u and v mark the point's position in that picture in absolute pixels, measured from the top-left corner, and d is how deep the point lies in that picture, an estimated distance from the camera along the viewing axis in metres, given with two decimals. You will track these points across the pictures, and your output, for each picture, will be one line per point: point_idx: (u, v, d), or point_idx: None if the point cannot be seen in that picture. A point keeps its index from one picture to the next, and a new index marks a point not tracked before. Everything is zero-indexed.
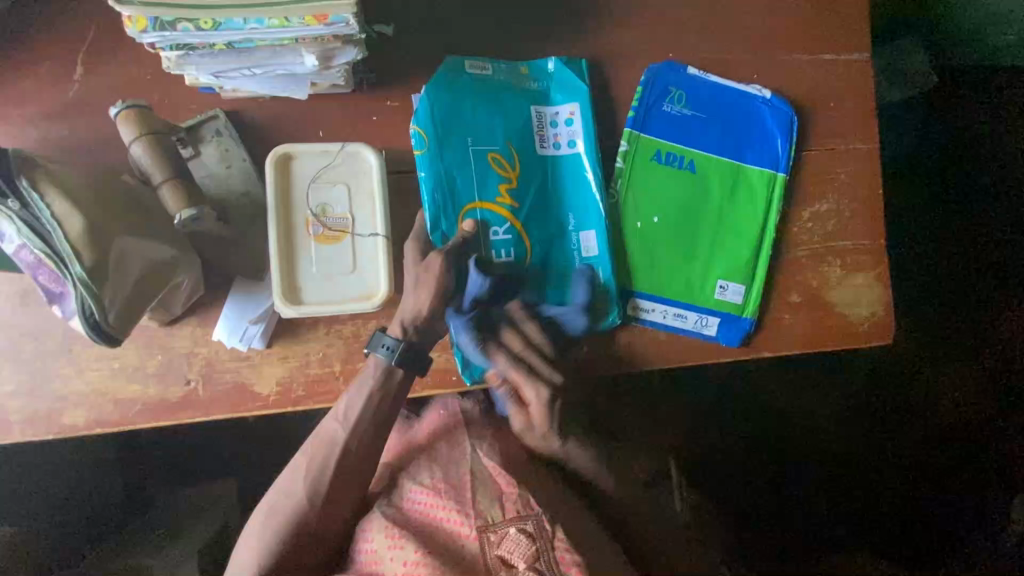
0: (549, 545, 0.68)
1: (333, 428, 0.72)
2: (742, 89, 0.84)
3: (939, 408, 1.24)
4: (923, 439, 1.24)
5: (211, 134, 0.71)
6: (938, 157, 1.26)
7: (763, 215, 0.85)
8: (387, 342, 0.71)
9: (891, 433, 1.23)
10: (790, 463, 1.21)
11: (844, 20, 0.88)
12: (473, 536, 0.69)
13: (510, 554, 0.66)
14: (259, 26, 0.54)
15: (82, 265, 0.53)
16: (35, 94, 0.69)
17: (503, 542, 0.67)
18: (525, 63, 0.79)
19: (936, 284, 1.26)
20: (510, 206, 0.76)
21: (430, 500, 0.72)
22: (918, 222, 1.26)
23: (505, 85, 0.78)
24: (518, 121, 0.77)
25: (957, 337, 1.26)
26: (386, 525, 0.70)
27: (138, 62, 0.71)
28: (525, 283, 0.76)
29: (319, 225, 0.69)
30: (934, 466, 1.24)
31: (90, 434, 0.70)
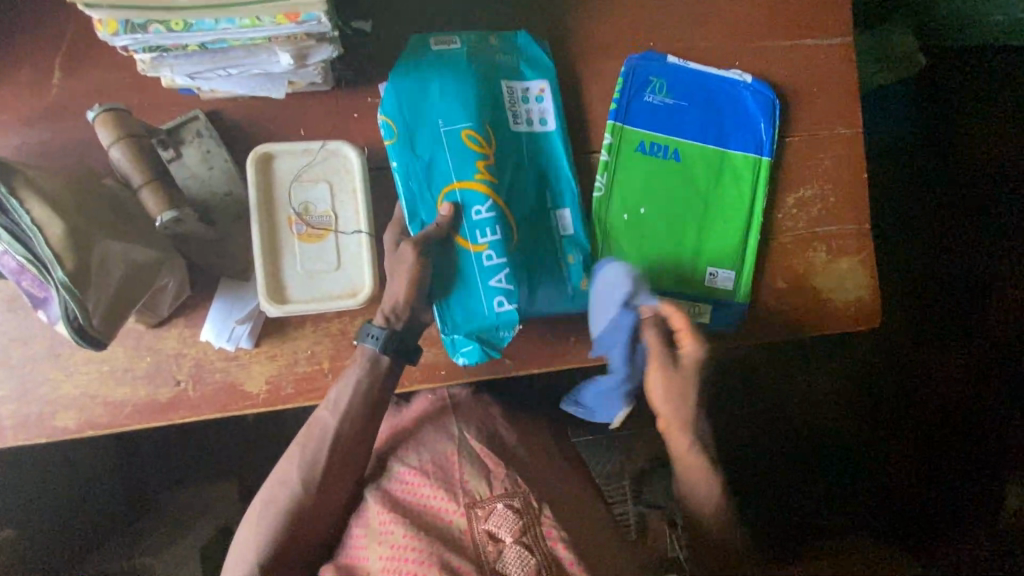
0: (536, 518, 0.68)
1: (324, 417, 0.72)
2: (723, 75, 0.84)
3: (940, 384, 1.23)
4: (924, 414, 1.23)
5: (192, 136, 0.71)
6: (928, 137, 1.26)
7: (750, 200, 0.85)
8: (373, 332, 0.71)
9: (886, 414, 1.24)
10: (778, 436, 1.22)
11: (825, 4, 0.88)
12: (459, 513, 0.69)
13: (498, 529, 0.67)
14: (231, 26, 0.54)
15: (64, 269, 0.54)
16: (12, 100, 0.69)
17: (490, 517, 0.68)
18: (494, 36, 0.78)
19: (925, 265, 1.26)
20: (490, 182, 0.74)
21: (418, 481, 0.72)
22: (908, 204, 1.27)
23: (465, 64, 0.76)
24: (490, 106, 0.76)
25: (956, 313, 1.24)
26: (378, 509, 0.70)
27: (115, 65, 0.70)
28: (512, 262, 0.75)
29: (301, 224, 0.70)
30: (941, 441, 1.21)
31: (82, 436, 0.71)
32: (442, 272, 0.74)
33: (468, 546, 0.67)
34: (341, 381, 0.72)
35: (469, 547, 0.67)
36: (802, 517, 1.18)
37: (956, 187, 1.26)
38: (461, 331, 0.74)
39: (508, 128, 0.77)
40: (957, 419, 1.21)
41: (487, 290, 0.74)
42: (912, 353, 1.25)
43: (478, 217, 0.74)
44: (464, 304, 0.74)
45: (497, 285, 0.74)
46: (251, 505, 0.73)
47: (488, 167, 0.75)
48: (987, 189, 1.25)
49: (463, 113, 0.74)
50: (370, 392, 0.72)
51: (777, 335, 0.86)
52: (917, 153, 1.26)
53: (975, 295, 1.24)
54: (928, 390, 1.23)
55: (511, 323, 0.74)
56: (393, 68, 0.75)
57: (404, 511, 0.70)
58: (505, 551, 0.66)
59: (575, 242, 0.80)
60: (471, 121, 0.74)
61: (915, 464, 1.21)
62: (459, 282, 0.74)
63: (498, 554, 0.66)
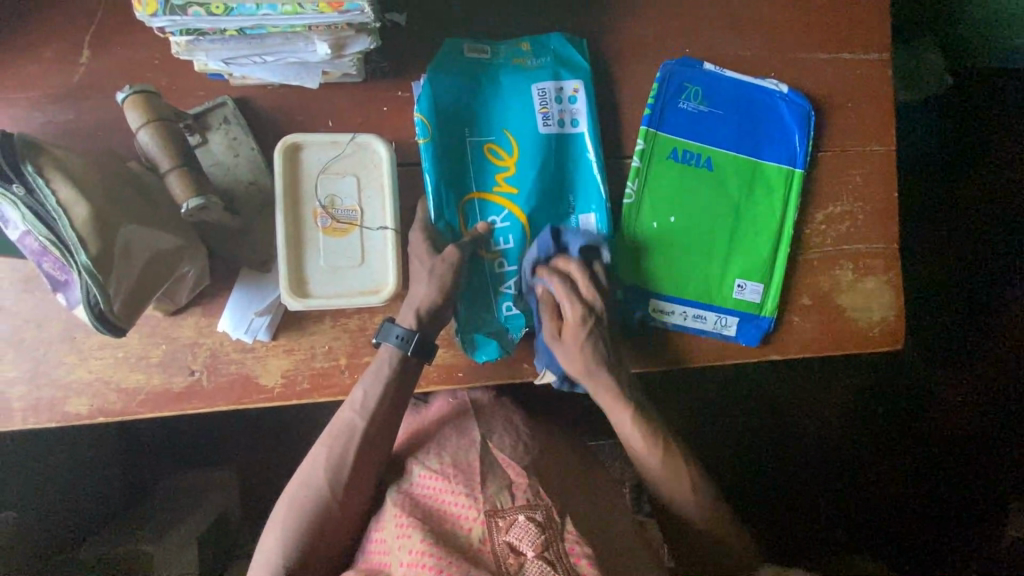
0: (559, 534, 0.66)
1: (350, 416, 0.70)
2: (759, 85, 0.83)
3: (948, 403, 1.22)
4: (931, 432, 1.22)
5: (218, 122, 0.70)
6: (954, 156, 1.24)
7: (780, 213, 0.83)
8: (394, 329, 0.70)
9: (891, 433, 1.23)
10: (780, 444, 1.23)
11: (865, 19, 0.86)
12: (480, 521, 0.67)
13: (519, 541, 0.64)
14: (272, 12, 0.53)
15: (87, 253, 0.52)
16: (39, 77, 0.68)
17: (511, 529, 0.66)
18: (527, 41, 0.77)
19: (937, 286, 1.24)
20: (508, 194, 0.75)
21: (437, 485, 0.71)
22: (933, 224, 1.25)
23: (501, 71, 0.76)
24: (522, 116, 0.76)
25: (967, 330, 1.23)
26: (396, 513, 0.68)
27: (145, 46, 0.69)
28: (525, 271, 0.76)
29: (327, 217, 0.68)
30: (944, 460, 1.21)
31: (93, 423, 0.70)
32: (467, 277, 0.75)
33: (487, 558, 0.64)
34: (362, 381, 0.72)
35: (489, 559, 0.64)
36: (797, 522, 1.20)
37: (968, 210, 1.24)
38: (477, 332, 0.75)
39: (537, 133, 0.76)
40: (962, 438, 1.21)
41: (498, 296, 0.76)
42: (920, 371, 1.23)
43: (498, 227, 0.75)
44: (479, 306, 0.76)
45: (509, 291, 0.76)
46: (272, 509, 0.70)
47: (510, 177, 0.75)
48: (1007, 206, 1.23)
49: (494, 121, 0.75)
50: (387, 392, 0.71)
51: (800, 352, 0.85)
52: (942, 172, 1.25)
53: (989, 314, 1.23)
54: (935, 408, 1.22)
55: (520, 326, 0.76)
56: (427, 67, 0.74)
57: (424, 515, 0.68)
58: (527, 565, 0.63)
59: None
60: (504, 129, 0.76)
61: (916, 481, 1.21)
62: (474, 286, 0.76)
63: (519, 567, 0.63)
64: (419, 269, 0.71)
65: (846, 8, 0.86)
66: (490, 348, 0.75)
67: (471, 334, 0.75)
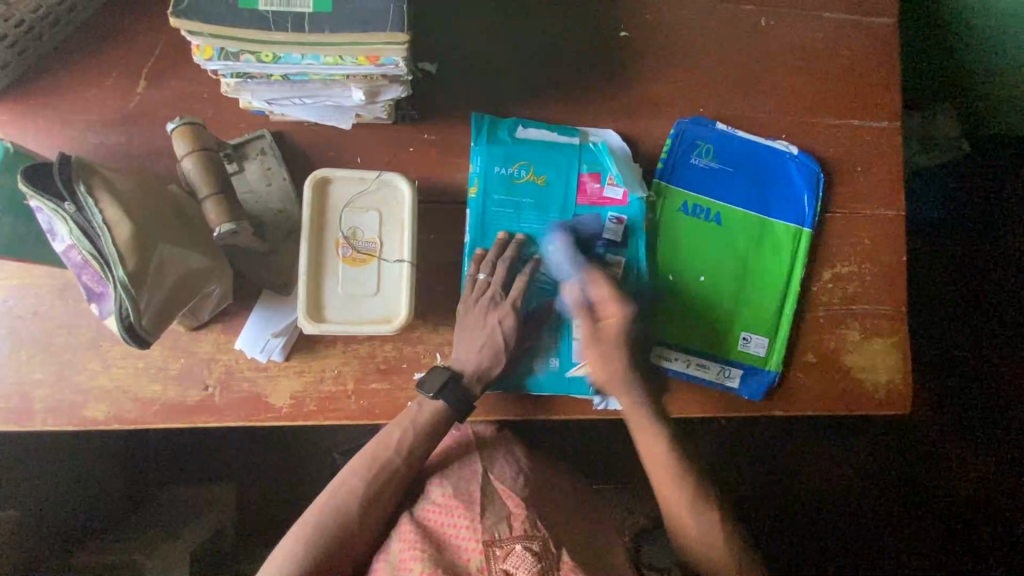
0: (554, 564, 0.65)
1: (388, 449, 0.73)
2: (770, 145, 0.86)
3: (959, 487, 1.24)
4: (938, 501, 1.23)
5: (255, 152, 0.75)
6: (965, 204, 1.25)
7: (789, 268, 0.85)
8: (441, 371, 0.74)
9: (909, 509, 1.23)
10: (818, 432, 1.22)
11: (874, 89, 0.90)
12: (478, 549, 0.68)
13: (515, 569, 0.64)
14: (315, 62, 0.57)
15: (125, 269, 0.57)
16: (98, 103, 0.74)
17: (507, 557, 0.66)
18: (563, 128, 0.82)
19: (950, 371, 1.24)
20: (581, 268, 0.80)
21: (442, 519, 0.72)
22: (946, 264, 1.25)
23: (581, 149, 0.81)
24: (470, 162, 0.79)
25: (977, 418, 1.24)
26: (402, 544, 0.70)
27: (197, 81, 0.75)
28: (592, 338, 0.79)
29: (348, 248, 0.72)
30: (954, 538, 1.23)
31: (107, 428, 0.73)
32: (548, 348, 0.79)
33: None
34: (396, 423, 0.75)
35: None
36: (823, 505, 1.21)
37: (977, 292, 1.25)
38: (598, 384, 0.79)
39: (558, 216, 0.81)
40: (972, 520, 1.23)
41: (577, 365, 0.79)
42: (937, 386, 1.24)
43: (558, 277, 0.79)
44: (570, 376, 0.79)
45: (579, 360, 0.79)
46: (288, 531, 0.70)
47: (614, 242, 0.80)
48: (999, 277, 1.25)
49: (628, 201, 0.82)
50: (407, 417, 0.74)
51: (800, 408, 0.85)
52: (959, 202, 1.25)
53: (991, 405, 1.24)
54: (944, 490, 1.24)
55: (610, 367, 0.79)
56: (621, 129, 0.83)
57: (428, 542, 0.69)
58: None
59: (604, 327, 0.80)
60: (617, 204, 0.81)
61: (934, 474, 1.24)
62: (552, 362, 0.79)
63: None
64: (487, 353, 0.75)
65: (857, 78, 0.90)
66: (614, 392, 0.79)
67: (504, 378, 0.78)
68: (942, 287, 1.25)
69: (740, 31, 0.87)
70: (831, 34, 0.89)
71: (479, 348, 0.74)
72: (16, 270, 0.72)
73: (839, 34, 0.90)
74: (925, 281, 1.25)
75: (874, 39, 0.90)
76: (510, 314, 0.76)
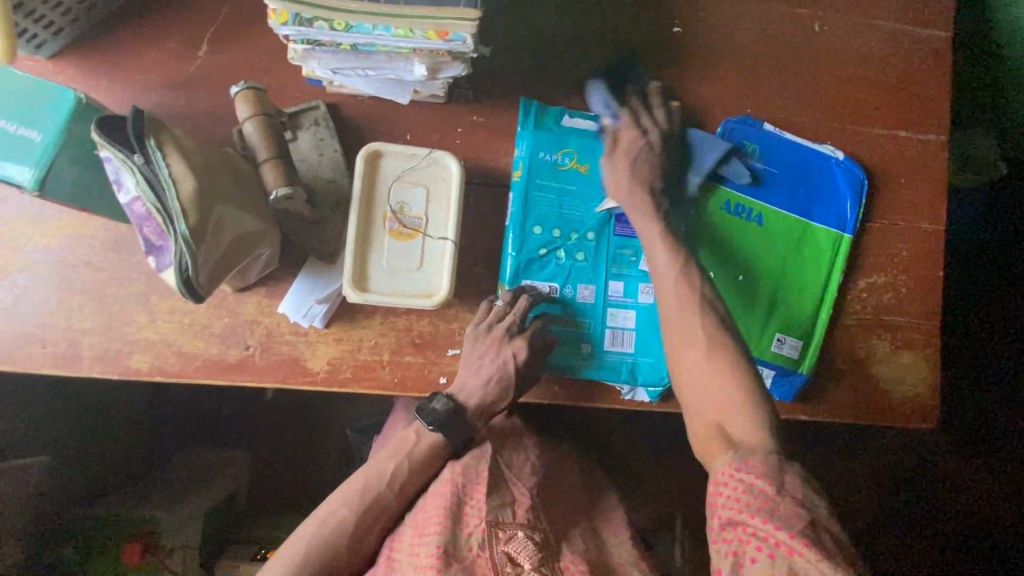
0: (555, 555, 0.69)
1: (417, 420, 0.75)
2: (816, 149, 0.86)
3: (965, 510, 1.22)
4: (943, 514, 1.22)
5: (309, 122, 0.77)
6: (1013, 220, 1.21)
7: (826, 274, 0.85)
8: (443, 400, 0.75)
9: (914, 528, 1.21)
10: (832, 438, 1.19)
11: (925, 100, 0.89)
12: (481, 529, 0.69)
13: (517, 554, 0.67)
14: (385, 34, 0.58)
15: (187, 223, 0.58)
16: (160, 63, 0.76)
17: (509, 542, 0.68)
18: (612, 115, 0.82)
19: (970, 390, 1.23)
20: (624, 259, 0.81)
21: (444, 495, 0.71)
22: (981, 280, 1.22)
23: (628, 140, 0.81)
24: (516, 146, 0.80)
25: (993, 442, 1.22)
26: (407, 528, 0.71)
27: (259, 47, 0.77)
28: (630, 328, 0.80)
29: (395, 222, 0.73)
30: (954, 551, 1.22)
31: (150, 379, 0.75)
32: (569, 343, 0.80)
33: (483, 564, 0.66)
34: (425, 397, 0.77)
35: (485, 566, 0.66)
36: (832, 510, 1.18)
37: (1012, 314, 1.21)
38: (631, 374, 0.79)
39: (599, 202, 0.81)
40: (977, 537, 1.22)
41: (609, 353, 0.80)
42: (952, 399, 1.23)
43: (579, 302, 0.80)
44: (603, 365, 0.79)
45: (612, 348, 0.80)
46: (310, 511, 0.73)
47: None
48: None
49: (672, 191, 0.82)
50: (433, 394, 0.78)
51: (827, 415, 0.85)
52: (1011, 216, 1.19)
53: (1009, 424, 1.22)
54: (950, 510, 1.22)
55: (646, 355, 0.80)
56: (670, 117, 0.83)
57: (431, 521, 0.69)
58: None
59: (640, 315, 0.80)
60: None
61: (943, 487, 1.22)
62: (583, 351, 0.80)
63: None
64: (491, 370, 0.76)
65: (908, 89, 0.89)
66: (649, 378, 0.80)
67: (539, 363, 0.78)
68: (977, 306, 1.22)
69: (794, 34, 0.87)
70: (885, 42, 0.89)
71: (489, 375, 0.76)
72: (72, 220, 0.74)
73: (894, 43, 0.89)
74: (956, 299, 1.23)
75: (928, 51, 0.90)
76: (523, 348, 0.76)
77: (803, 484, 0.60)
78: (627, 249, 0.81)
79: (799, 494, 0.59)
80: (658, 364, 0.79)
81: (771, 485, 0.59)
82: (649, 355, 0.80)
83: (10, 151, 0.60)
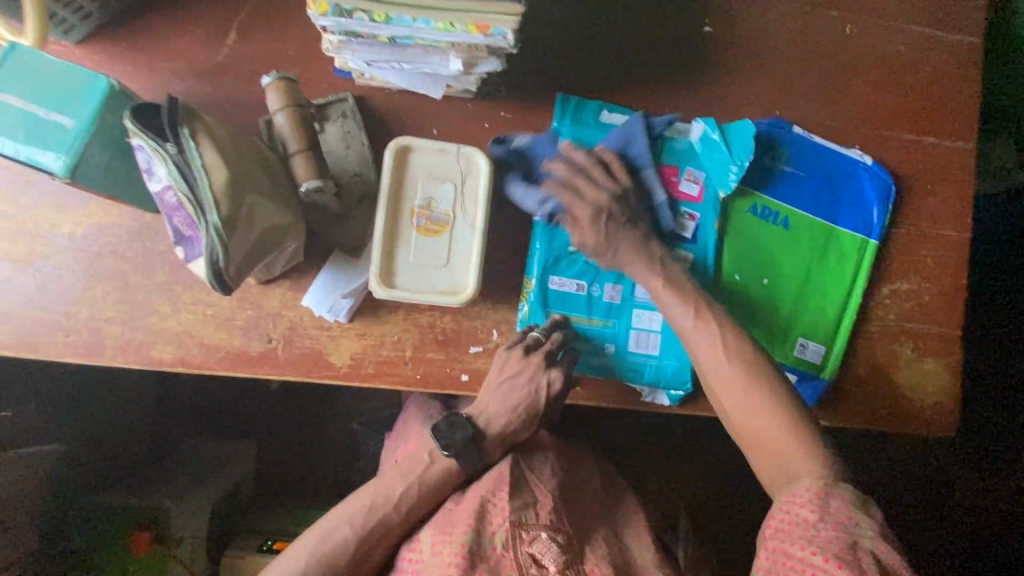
0: (578, 557, 0.70)
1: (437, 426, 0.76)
2: (845, 153, 0.85)
3: (963, 513, 1.24)
4: (943, 514, 1.24)
5: (337, 115, 0.76)
6: None
7: (852, 279, 0.85)
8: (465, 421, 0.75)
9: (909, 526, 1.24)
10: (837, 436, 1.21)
11: (956, 105, 0.89)
12: (505, 527, 0.69)
13: (541, 555, 0.68)
14: (426, 27, 0.58)
15: (219, 214, 0.58)
16: (189, 51, 0.75)
17: (533, 543, 0.69)
18: (643, 114, 0.81)
19: (983, 397, 1.23)
20: None
21: (467, 500, 0.73)
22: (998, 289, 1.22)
23: (660, 140, 0.81)
24: (550, 142, 0.79)
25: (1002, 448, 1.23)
26: (431, 532, 0.71)
27: (288, 37, 0.76)
28: (655, 330, 0.79)
29: (422, 217, 0.73)
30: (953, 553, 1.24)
31: (171, 370, 0.74)
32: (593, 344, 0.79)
33: (509, 565, 0.68)
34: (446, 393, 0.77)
35: (511, 567, 0.68)
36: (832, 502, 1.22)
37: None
38: (654, 376, 0.79)
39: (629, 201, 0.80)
40: (977, 541, 1.24)
41: (632, 354, 0.79)
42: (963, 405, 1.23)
43: (605, 302, 0.79)
44: (625, 366, 0.79)
45: (635, 349, 0.79)
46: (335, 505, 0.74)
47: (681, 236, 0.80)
48: None
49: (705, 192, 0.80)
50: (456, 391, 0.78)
51: (849, 421, 0.85)
52: None
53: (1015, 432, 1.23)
54: (950, 511, 1.24)
55: (670, 358, 0.79)
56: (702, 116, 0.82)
57: (455, 524, 0.70)
58: None
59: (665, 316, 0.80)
60: (687, 199, 0.80)
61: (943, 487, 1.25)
62: (605, 351, 0.79)
63: None
64: (524, 391, 0.76)
65: (938, 94, 0.88)
66: (673, 381, 0.79)
67: (571, 366, 0.77)
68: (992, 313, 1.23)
69: (826, 37, 0.86)
70: (916, 46, 0.88)
71: (513, 384, 0.75)
72: (96, 207, 0.74)
73: (925, 48, 0.88)
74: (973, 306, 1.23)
75: (960, 56, 0.89)
76: (559, 377, 0.76)
77: (849, 506, 0.60)
78: (656, 250, 0.80)
79: (842, 518, 0.59)
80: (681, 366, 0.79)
81: (815, 512, 0.60)
82: (673, 358, 0.79)
83: (42, 137, 0.60)
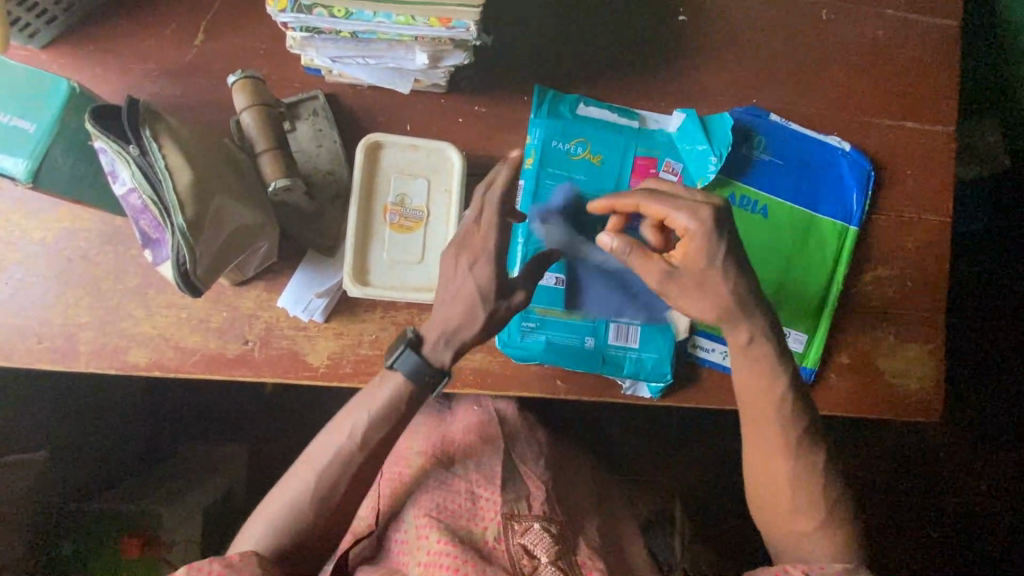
0: (571, 549, 0.69)
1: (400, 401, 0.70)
2: (822, 139, 0.85)
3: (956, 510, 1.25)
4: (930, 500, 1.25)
5: (308, 113, 0.75)
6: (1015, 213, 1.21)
7: (832, 266, 0.84)
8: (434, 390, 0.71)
9: (899, 515, 1.24)
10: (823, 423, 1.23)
11: (934, 89, 0.88)
12: (497, 520, 0.70)
13: (533, 546, 0.68)
14: (386, 21, 0.58)
15: (184, 216, 0.57)
16: (156, 52, 0.74)
17: (526, 533, 0.69)
18: (620, 106, 0.81)
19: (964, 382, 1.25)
20: None
21: (459, 491, 0.73)
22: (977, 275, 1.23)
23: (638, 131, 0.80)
24: (527, 134, 0.79)
25: (990, 446, 1.25)
26: (417, 516, 0.70)
27: (255, 35, 0.75)
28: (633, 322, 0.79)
29: (396, 214, 0.72)
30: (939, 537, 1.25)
31: (148, 374, 0.74)
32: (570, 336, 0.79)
33: (501, 557, 0.67)
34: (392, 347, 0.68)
35: (502, 559, 0.67)
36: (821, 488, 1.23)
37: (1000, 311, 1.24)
38: (633, 369, 0.79)
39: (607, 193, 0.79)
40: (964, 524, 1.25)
41: (610, 347, 0.79)
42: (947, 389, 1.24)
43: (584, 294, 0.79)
44: (603, 359, 0.79)
45: (613, 342, 0.79)
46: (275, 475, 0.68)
47: None
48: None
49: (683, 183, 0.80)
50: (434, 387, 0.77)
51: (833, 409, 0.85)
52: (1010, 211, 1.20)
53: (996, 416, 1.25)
54: (937, 497, 1.25)
55: (649, 351, 0.79)
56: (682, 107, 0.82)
57: (444, 516, 0.70)
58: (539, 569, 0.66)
59: (644, 309, 0.79)
60: None
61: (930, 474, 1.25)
62: (583, 344, 0.79)
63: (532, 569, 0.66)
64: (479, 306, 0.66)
65: (916, 78, 0.88)
66: (652, 374, 0.79)
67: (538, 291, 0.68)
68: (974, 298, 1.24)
69: (801, 24, 0.86)
70: (893, 31, 0.87)
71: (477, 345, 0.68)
72: (68, 213, 0.73)
73: (902, 33, 0.88)
74: (954, 292, 1.24)
75: (937, 40, 0.88)
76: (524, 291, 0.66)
77: None
78: None
79: None
80: (660, 359, 0.79)
81: None
82: (652, 350, 0.79)
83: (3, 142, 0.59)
